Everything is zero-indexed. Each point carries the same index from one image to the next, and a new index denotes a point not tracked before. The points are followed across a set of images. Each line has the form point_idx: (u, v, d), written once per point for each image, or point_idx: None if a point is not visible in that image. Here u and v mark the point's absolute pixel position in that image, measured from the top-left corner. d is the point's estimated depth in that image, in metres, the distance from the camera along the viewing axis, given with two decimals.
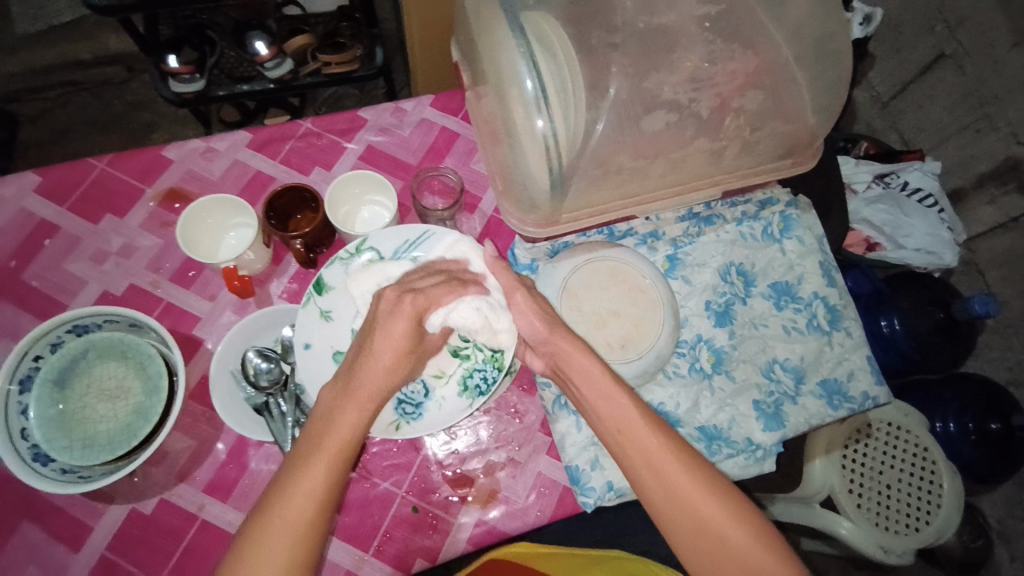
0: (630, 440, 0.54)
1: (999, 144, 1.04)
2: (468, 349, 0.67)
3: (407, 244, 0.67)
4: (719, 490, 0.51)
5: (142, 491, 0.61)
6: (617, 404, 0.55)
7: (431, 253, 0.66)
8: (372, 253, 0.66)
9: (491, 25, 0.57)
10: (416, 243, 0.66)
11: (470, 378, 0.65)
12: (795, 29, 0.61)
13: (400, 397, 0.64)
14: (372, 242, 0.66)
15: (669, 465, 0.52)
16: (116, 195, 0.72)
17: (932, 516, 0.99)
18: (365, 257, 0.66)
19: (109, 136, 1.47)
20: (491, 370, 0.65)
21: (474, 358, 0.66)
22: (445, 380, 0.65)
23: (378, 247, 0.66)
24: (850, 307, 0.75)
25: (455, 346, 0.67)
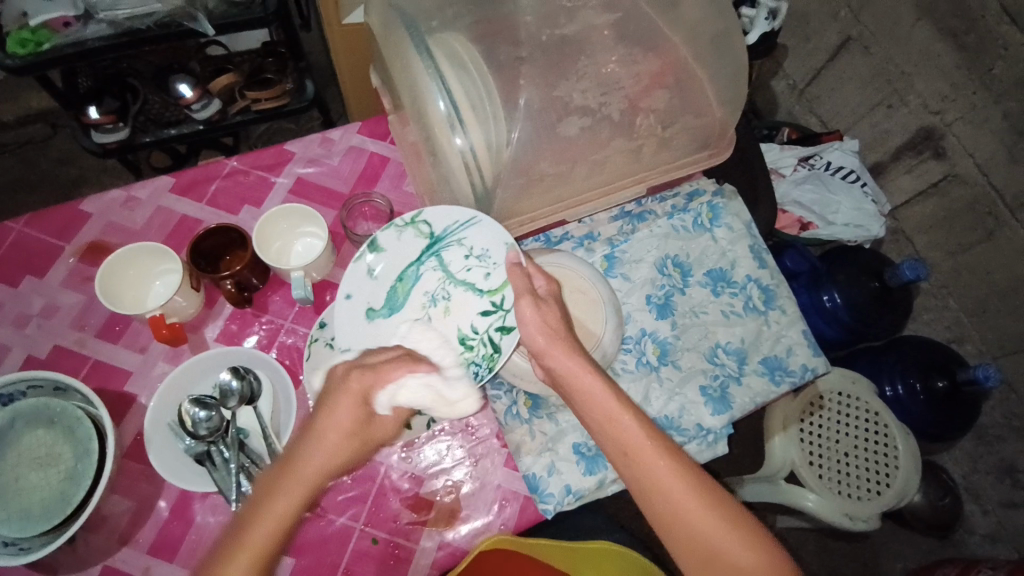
0: (637, 462, 0.51)
1: (911, 117, 1.09)
2: (475, 341, 0.63)
3: (456, 224, 0.65)
4: (730, 516, 0.50)
5: (81, 562, 0.58)
6: (623, 425, 0.53)
7: (475, 239, 0.65)
8: (426, 226, 0.66)
9: (400, 50, 0.59)
10: (463, 225, 0.65)
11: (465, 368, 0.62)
12: (691, 30, 0.64)
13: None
14: (427, 217, 0.66)
15: (680, 491, 0.50)
16: (34, 255, 0.69)
17: (890, 478, 1.02)
18: (418, 229, 0.66)
19: (35, 195, 1.42)
20: (485, 368, 0.61)
21: (476, 351, 0.62)
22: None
23: (431, 223, 0.66)
24: (783, 285, 0.79)
25: (463, 334, 0.64)
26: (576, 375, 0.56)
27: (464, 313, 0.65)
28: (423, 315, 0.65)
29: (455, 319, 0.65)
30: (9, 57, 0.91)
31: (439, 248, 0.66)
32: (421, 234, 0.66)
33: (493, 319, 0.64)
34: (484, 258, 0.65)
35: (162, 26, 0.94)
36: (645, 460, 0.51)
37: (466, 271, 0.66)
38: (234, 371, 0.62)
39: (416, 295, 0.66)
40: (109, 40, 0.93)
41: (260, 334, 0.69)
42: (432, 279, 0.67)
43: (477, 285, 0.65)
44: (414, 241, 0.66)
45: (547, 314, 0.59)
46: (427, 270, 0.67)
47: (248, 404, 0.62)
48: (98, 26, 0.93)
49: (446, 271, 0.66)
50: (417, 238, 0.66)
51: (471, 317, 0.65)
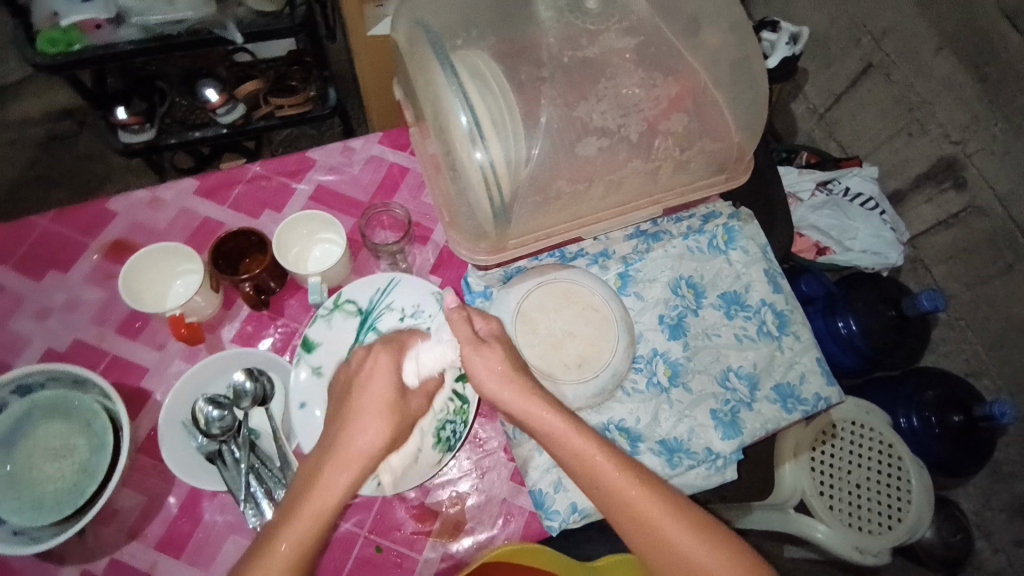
0: (607, 489, 0.53)
1: (932, 146, 1.09)
2: (440, 400, 0.65)
3: (379, 293, 0.68)
4: (708, 536, 0.52)
5: (92, 554, 0.59)
6: (586, 456, 0.54)
7: (403, 299, 0.68)
8: (350, 304, 0.67)
9: (425, 64, 0.59)
10: (388, 290, 0.68)
11: (442, 430, 0.63)
12: (712, 55, 0.64)
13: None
14: (350, 295, 0.68)
15: (654, 514, 0.52)
16: (59, 250, 0.71)
17: (902, 512, 1.00)
18: (345, 309, 0.67)
19: (61, 190, 1.45)
20: (461, 423, 0.64)
21: (445, 409, 0.64)
22: (421, 433, 0.63)
23: (355, 300, 0.68)
24: (798, 311, 0.78)
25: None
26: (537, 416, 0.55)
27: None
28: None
29: None
30: (40, 56, 0.94)
31: (373, 320, 0.67)
32: (348, 314, 0.67)
33: (451, 368, 0.66)
34: (417, 314, 0.68)
35: (192, 34, 0.97)
36: (623, 495, 0.53)
37: None
38: (248, 373, 0.63)
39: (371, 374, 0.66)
40: (138, 43, 0.95)
41: (276, 336, 0.70)
42: None
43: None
44: (345, 322, 0.67)
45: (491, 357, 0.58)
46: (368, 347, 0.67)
47: (261, 405, 0.63)
48: (131, 30, 0.96)
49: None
50: (348, 318, 0.67)
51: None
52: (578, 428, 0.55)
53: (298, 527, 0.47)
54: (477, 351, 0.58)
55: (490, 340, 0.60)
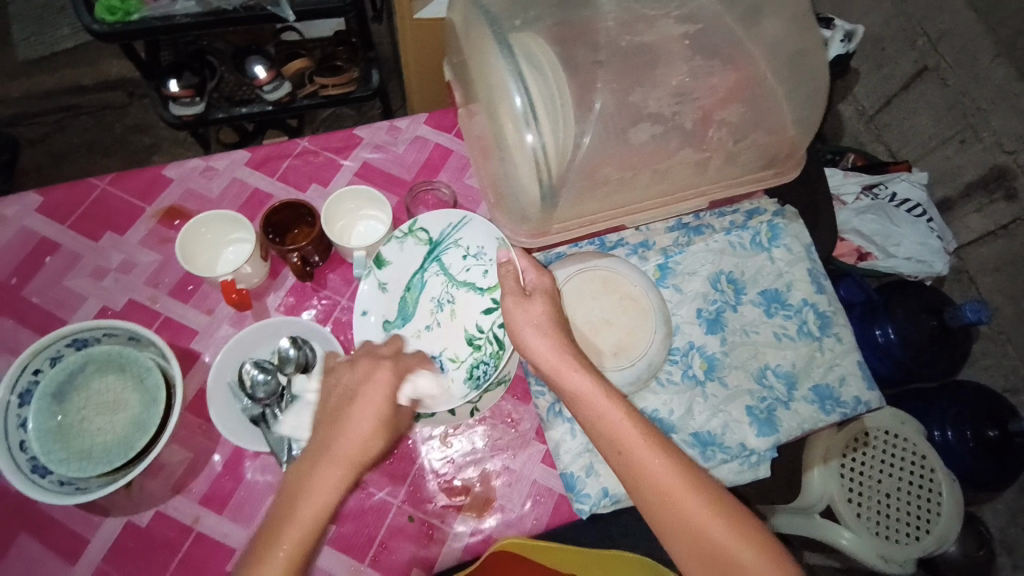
0: (626, 454, 0.52)
1: (985, 154, 1.05)
2: (482, 340, 0.68)
3: (449, 228, 0.71)
4: (730, 514, 0.50)
5: (139, 504, 0.62)
6: (610, 420, 0.53)
7: (470, 238, 0.71)
8: (423, 233, 0.70)
9: (482, 44, 0.60)
10: (457, 227, 0.71)
11: (476, 367, 0.66)
12: (772, 45, 0.63)
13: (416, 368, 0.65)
14: (424, 224, 0.70)
15: (673, 487, 0.51)
16: (117, 213, 0.73)
17: (932, 525, 0.98)
18: (417, 237, 0.70)
19: (108, 158, 1.50)
20: (492, 366, 0.65)
21: (483, 350, 0.67)
22: (457, 364, 0.67)
23: (428, 229, 0.70)
24: (840, 313, 0.77)
25: (471, 335, 0.68)
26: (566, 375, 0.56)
27: (468, 315, 0.69)
28: (431, 322, 0.69)
29: (461, 322, 0.69)
30: (99, 23, 0.96)
31: (439, 252, 0.71)
32: (419, 242, 0.70)
33: (495, 316, 0.69)
34: (481, 257, 0.71)
35: (246, 10, 0.99)
36: (644, 464, 0.52)
37: (465, 271, 0.71)
38: (293, 340, 0.64)
39: (423, 303, 0.70)
40: (195, 18, 0.98)
41: (317, 309, 0.71)
42: (436, 286, 0.70)
43: (475, 284, 0.70)
44: (415, 249, 0.70)
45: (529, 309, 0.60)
46: (431, 276, 0.71)
47: (303, 372, 0.64)
48: (187, 3, 0.98)
49: (448, 274, 0.71)
50: (418, 246, 0.70)
51: (474, 317, 0.69)
52: (605, 390, 0.55)
53: (315, 495, 0.47)
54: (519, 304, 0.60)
55: (533, 295, 0.61)
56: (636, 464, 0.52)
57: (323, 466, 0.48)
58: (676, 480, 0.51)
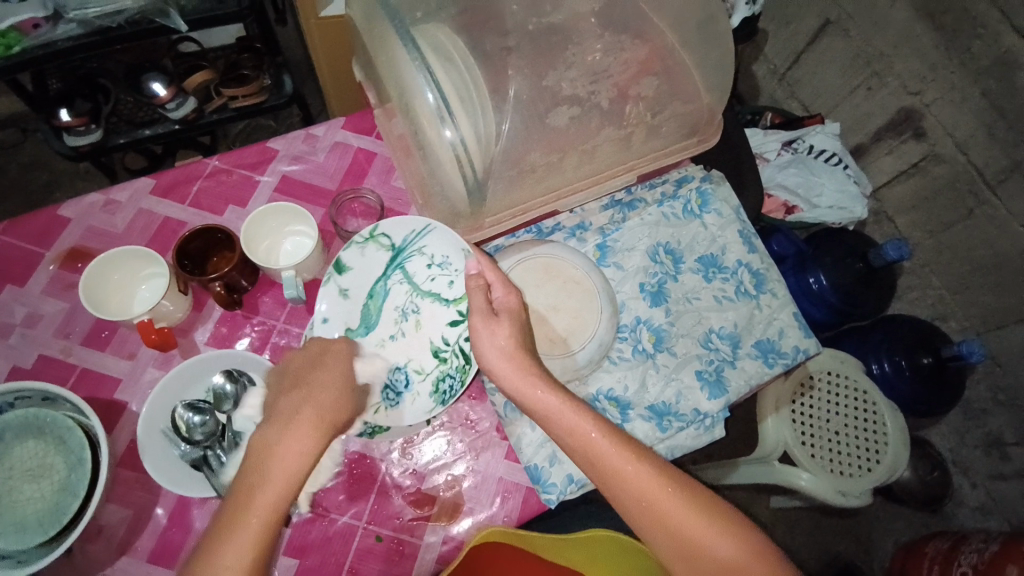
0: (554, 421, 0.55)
1: (891, 98, 1.10)
2: (448, 353, 0.66)
3: (414, 234, 0.68)
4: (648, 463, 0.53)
5: (81, 572, 0.57)
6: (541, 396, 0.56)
7: (435, 247, 0.68)
8: (384, 239, 0.68)
9: (384, 41, 0.58)
10: (422, 234, 0.68)
11: (442, 381, 0.65)
12: (676, 15, 0.64)
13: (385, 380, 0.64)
14: (386, 229, 0.68)
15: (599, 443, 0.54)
16: (12, 263, 0.67)
17: (882, 453, 1.04)
18: (378, 242, 0.68)
19: (7, 201, 1.37)
20: (458, 381, 0.64)
21: (450, 363, 0.66)
22: (423, 377, 0.66)
23: (390, 235, 0.68)
24: (773, 269, 0.79)
25: (437, 347, 0.67)
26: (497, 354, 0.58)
27: (436, 326, 0.68)
28: (396, 331, 0.68)
29: (426, 333, 0.68)
30: None
31: (403, 259, 0.69)
32: (381, 247, 0.68)
33: (462, 328, 0.67)
34: (446, 266, 0.68)
35: (132, 24, 0.91)
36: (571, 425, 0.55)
37: (430, 281, 0.69)
38: (227, 374, 0.62)
39: (387, 311, 0.68)
40: (78, 40, 0.89)
41: (253, 335, 0.68)
42: (400, 294, 0.69)
43: (442, 296, 0.68)
44: (377, 254, 0.68)
45: (497, 333, 0.59)
46: (394, 284, 0.69)
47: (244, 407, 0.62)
48: (70, 27, 0.89)
49: (412, 282, 0.69)
50: (379, 251, 0.68)
51: (441, 328, 0.68)
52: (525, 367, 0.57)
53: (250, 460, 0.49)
54: (487, 323, 0.60)
55: (501, 314, 0.60)
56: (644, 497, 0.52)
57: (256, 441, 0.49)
58: (688, 511, 0.51)
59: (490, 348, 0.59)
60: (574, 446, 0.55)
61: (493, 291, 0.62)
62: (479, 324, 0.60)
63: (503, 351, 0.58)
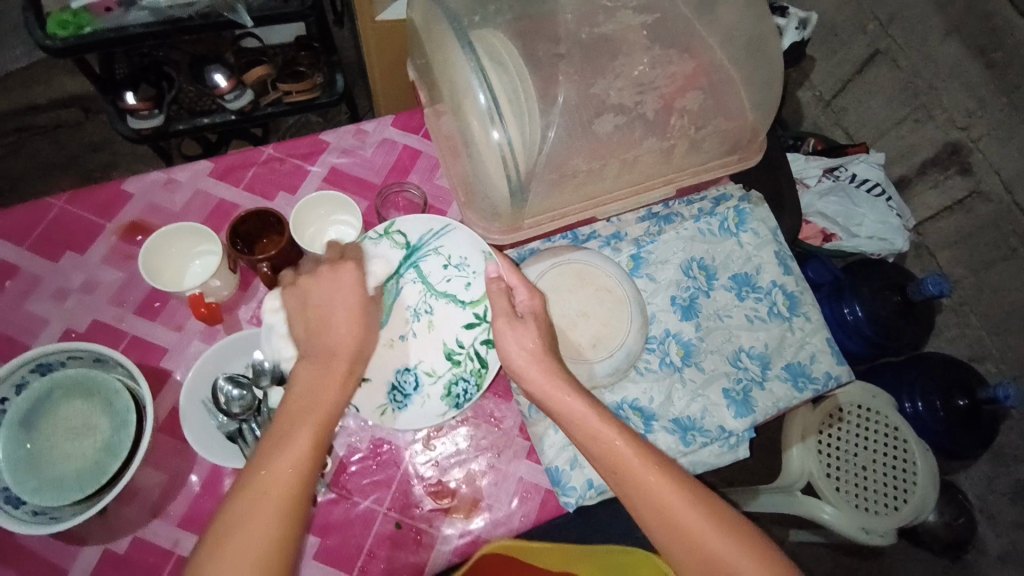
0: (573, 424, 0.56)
1: (938, 132, 1.08)
2: (462, 356, 0.65)
3: (431, 234, 0.70)
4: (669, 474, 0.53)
5: (116, 529, 0.60)
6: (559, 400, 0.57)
7: (451, 247, 0.69)
8: (401, 237, 0.69)
9: (441, 42, 0.60)
10: (440, 234, 0.70)
11: (455, 384, 0.64)
12: (726, 33, 0.65)
13: (392, 382, 0.64)
14: (402, 227, 0.69)
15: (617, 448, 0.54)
16: (76, 232, 0.71)
17: (908, 494, 1.00)
18: (394, 239, 0.69)
19: (67, 178, 1.45)
20: (473, 384, 0.64)
21: (464, 366, 0.65)
22: (434, 379, 0.65)
23: (406, 233, 0.70)
24: (808, 292, 0.79)
25: (450, 349, 0.66)
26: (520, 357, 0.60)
27: (448, 327, 0.67)
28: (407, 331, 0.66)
29: (439, 334, 0.66)
30: (51, 39, 0.92)
31: (417, 258, 0.69)
32: (396, 244, 0.69)
33: (479, 330, 0.67)
34: (462, 267, 0.69)
35: (202, 17, 0.96)
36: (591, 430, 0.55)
37: (445, 282, 0.68)
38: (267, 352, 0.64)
39: (398, 311, 0.67)
40: (151, 27, 0.95)
41: None
42: (413, 294, 0.68)
43: (458, 298, 0.68)
44: (392, 251, 0.69)
45: (522, 334, 0.61)
46: (407, 284, 0.68)
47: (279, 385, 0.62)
48: (140, 13, 0.95)
49: (426, 282, 0.68)
50: (394, 249, 0.69)
51: (455, 330, 0.67)
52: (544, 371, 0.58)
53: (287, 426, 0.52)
54: (511, 324, 0.61)
55: (525, 317, 0.62)
56: (664, 508, 0.52)
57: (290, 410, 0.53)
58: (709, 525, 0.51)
59: (513, 347, 0.60)
60: (596, 453, 0.55)
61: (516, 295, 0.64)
62: (504, 324, 0.61)
63: (528, 352, 0.60)
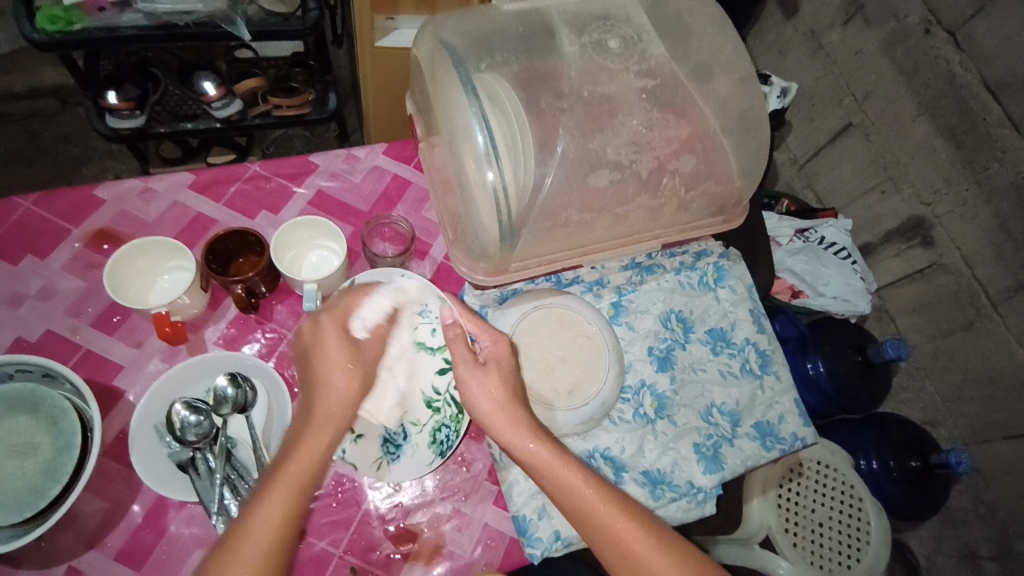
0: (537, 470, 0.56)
1: (903, 205, 1.14)
2: (440, 403, 0.67)
3: (385, 286, 0.68)
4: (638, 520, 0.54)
5: (47, 559, 0.55)
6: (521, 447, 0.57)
7: (412, 294, 0.69)
8: (359, 290, 0.67)
9: (446, 84, 0.61)
10: (395, 284, 0.68)
11: (437, 432, 0.66)
12: (721, 103, 0.68)
13: (383, 435, 0.64)
14: (358, 281, 0.67)
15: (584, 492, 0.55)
16: (39, 234, 0.68)
17: (861, 552, 1.02)
18: (355, 294, 0.67)
19: (33, 168, 1.38)
20: (454, 430, 0.65)
21: (443, 413, 0.67)
22: (419, 428, 0.66)
23: (362, 288, 0.67)
24: (779, 352, 0.81)
25: (428, 396, 0.68)
26: (477, 401, 0.60)
27: (422, 375, 0.68)
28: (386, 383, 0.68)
29: (417, 383, 0.68)
30: (39, 33, 0.90)
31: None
32: None
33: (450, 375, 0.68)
34: (426, 313, 0.70)
35: (198, 26, 0.95)
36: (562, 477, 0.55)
37: (413, 330, 0.69)
38: (231, 378, 0.61)
39: None
40: (142, 30, 0.93)
41: (261, 343, 0.68)
42: None
43: (426, 344, 0.69)
44: None
45: (489, 382, 0.60)
46: None
47: (240, 413, 0.61)
48: (135, 16, 0.93)
49: (395, 332, 0.69)
50: None
51: (429, 378, 0.68)
52: (507, 413, 0.58)
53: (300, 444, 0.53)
54: (472, 372, 0.61)
55: (488, 365, 0.61)
56: (634, 554, 0.53)
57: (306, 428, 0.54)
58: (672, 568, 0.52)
59: (477, 394, 0.60)
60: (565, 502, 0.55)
61: (479, 343, 0.63)
62: (465, 372, 0.61)
63: (494, 403, 0.59)
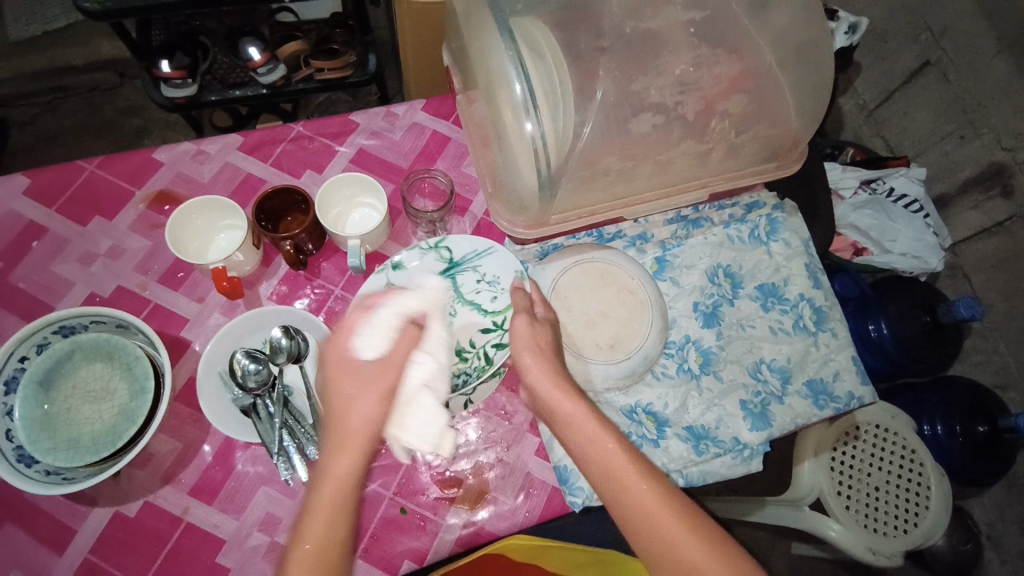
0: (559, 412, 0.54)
1: (983, 151, 1.04)
2: (470, 355, 0.65)
3: (474, 253, 0.69)
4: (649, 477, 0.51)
5: (129, 493, 0.61)
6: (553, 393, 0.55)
7: (491, 267, 0.69)
8: (446, 252, 0.69)
9: (482, 29, 0.58)
10: (482, 254, 0.69)
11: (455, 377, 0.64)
12: (776, 36, 0.63)
13: (443, 361, 0.64)
14: (450, 244, 0.69)
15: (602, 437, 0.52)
16: (105, 197, 0.72)
17: (919, 517, 0.99)
18: (439, 254, 0.69)
19: (99, 140, 1.47)
20: (474, 379, 0.64)
21: (469, 363, 0.64)
22: None
23: (452, 249, 0.69)
24: (836, 308, 0.76)
25: (461, 346, 0.65)
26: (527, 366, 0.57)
27: (461, 328, 0.66)
28: None
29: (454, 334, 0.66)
30: (91, 2, 0.93)
31: (455, 272, 0.68)
32: (439, 259, 0.69)
33: (493, 337, 0.66)
34: (494, 284, 0.68)
35: None
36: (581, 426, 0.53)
37: (474, 294, 0.68)
38: (284, 330, 0.64)
39: None
40: None
41: (311, 297, 0.70)
42: None
43: (480, 305, 0.67)
44: (432, 262, 0.68)
45: (539, 332, 0.59)
46: None
47: (295, 363, 0.64)
48: None
49: (456, 291, 0.67)
50: (436, 262, 0.69)
51: (471, 331, 0.66)
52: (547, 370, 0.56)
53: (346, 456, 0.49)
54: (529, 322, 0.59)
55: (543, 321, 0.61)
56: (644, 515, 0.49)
57: (338, 446, 0.50)
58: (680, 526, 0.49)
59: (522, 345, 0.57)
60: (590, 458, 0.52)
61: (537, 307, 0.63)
62: (530, 362, 0.57)
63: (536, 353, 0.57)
